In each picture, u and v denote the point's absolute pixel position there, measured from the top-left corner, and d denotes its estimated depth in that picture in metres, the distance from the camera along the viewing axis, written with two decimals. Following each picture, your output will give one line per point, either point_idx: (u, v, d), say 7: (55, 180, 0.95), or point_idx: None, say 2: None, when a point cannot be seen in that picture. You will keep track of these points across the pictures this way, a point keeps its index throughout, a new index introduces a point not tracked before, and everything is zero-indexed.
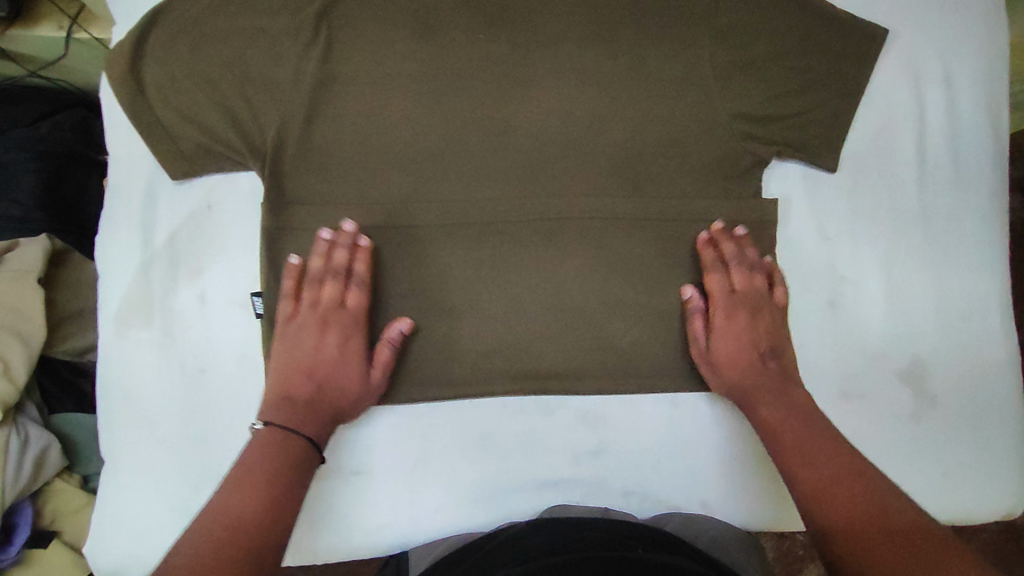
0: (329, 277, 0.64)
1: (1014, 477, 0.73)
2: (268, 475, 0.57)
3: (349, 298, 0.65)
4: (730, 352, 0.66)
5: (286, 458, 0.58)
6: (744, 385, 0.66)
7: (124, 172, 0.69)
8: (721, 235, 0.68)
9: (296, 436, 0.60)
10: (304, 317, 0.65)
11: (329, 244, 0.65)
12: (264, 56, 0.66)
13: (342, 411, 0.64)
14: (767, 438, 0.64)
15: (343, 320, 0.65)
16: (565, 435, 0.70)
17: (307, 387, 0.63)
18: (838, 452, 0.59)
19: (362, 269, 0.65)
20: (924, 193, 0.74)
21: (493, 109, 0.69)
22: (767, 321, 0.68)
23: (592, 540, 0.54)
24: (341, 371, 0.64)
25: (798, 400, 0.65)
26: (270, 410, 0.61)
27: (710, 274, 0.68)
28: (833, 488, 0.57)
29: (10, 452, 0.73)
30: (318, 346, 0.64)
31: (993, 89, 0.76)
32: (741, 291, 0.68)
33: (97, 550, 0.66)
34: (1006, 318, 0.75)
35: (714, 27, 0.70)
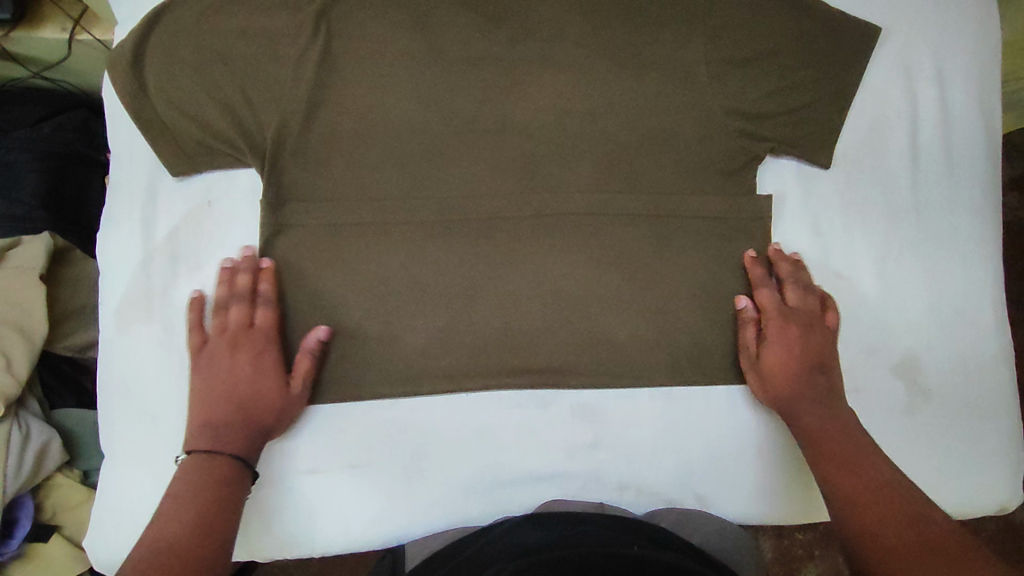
0: (234, 301, 0.65)
1: (1008, 470, 0.74)
2: (198, 503, 0.58)
3: (257, 316, 0.65)
4: (780, 362, 0.67)
5: (214, 481, 0.59)
6: (789, 397, 0.66)
7: (125, 168, 0.70)
8: (777, 254, 0.70)
9: (224, 458, 0.61)
10: (215, 344, 0.65)
11: (230, 271, 0.66)
12: (264, 54, 0.67)
13: (272, 426, 0.65)
14: (809, 449, 0.65)
15: (255, 340, 0.65)
16: (561, 429, 0.70)
17: (227, 411, 0.63)
18: (879, 464, 0.61)
19: (267, 288, 0.65)
20: (917, 189, 0.75)
21: (489, 107, 0.70)
22: (817, 339, 0.68)
23: (586, 536, 0.55)
24: (262, 388, 0.64)
25: (843, 416, 0.65)
26: (192, 442, 0.62)
27: (761, 288, 0.69)
28: (876, 500, 0.58)
29: (11, 445, 0.73)
30: (232, 370, 0.64)
31: (985, 87, 0.76)
32: (792, 307, 0.69)
33: (98, 541, 0.67)
34: (999, 313, 0.75)
35: (708, 25, 0.70)
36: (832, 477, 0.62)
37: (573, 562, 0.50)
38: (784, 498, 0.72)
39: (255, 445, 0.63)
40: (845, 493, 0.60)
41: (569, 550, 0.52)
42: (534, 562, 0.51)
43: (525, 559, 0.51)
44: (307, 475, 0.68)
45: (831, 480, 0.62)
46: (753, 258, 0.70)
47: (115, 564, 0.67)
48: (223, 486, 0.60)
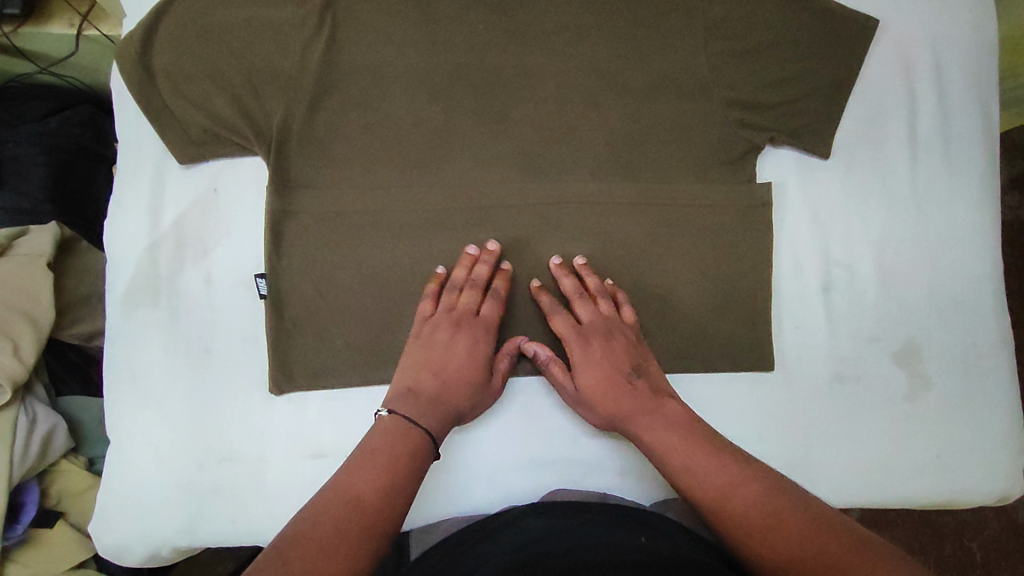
0: (467, 287, 0.67)
1: (1009, 458, 0.74)
2: (391, 463, 0.54)
3: (485, 307, 0.66)
4: (597, 385, 0.64)
5: (410, 448, 0.56)
6: (623, 416, 0.63)
7: (133, 157, 0.71)
8: (559, 271, 0.68)
9: (419, 429, 0.57)
10: (438, 319, 0.66)
11: (473, 258, 0.67)
12: (271, 45, 0.68)
13: (460, 412, 0.63)
14: (656, 461, 0.60)
15: (476, 326, 0.65)
16: (562, 415, 0.71)
17: (434, 383, 0.62)
18: (721, 458, 0.57)
19: (502, 286, 0.67)
20: (915, 178, 0.76)
21: (493, 97, 0.70)
22: (621, 346, 0.66)
23: (589, 525, 0.54)
24: (464, 372, 0.63)
25: (674, 413, 0.61)
26: (397, 398, 0.60)
27: (553, 318, 0.67)
28: (730, 498, 0.54)
29: (18, 430, 0.74)
30: (449, 346, 0.64)
31: (982, 79, 0.77)
32: (586, 323, 0.66)
33: (105, 523, 0.68)
34: (999, 303, 0.76)
35: (708, 17, 0.71)
36: (688, 483, 0.56)
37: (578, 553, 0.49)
38: None
39: (444, 426, 0.60)
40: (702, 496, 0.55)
41: (572, 543, 0.51)
42: (537, 556, 0.50)
43: (526, 553, 0.51)
44: (312, 461, 0.68)
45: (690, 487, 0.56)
46: (538, 287, 0.68)
47: (122, 546, 0.68)
48: (416, 455, 0.56)
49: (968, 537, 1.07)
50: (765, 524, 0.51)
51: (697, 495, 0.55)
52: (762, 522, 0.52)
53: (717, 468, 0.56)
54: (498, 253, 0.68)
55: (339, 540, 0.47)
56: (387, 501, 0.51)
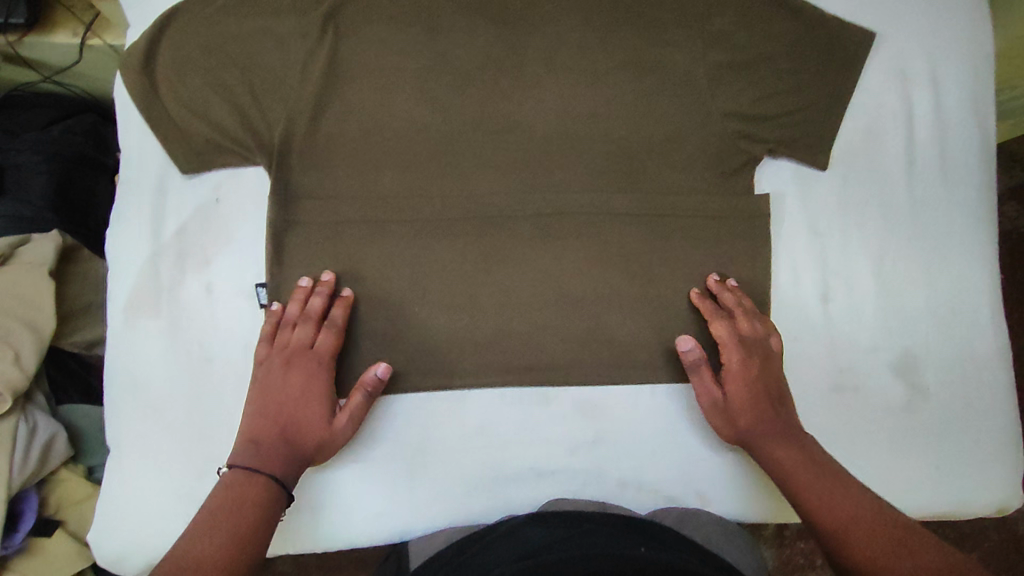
0: (301, 321, 0.66)
1: (1008, 470, 0.74)
2: (236, 517, 0.57)
3: (319, 339, 0.66)
4: (745, 401, 0.66)
5: (247, 500, 0.59)
6: (759, 434, 0.66)
7: (135, 166, 0.71)
8: (720, 286, 0.70)
9: (260, 477, 0.60)
10: (273, 358, 0.65)
11: (306, 290, 0.66)
12: (273, 56, 0.68)
13: (313, 454, 0.64)
14: (782, 483, 0.64)
15: (310, 361, 0.65)
16: (563, 425, 0.71)
17: (273, 431, 0.63)
18: (855, 493, 0.61)
19: (338, 315, 0.66)
20: (914, 190, 0.76)
21: (492, 108, 0.71)
22: (774, 371, 0.68)
23: (588, 534, 0.54)
24: (307, 413, 0.64)
25: (811, 445, 0.66)
26: (234, 455, 0.62)
27: (716, 323, 0.68)
28: (856, 529, 0.58)
29: (19, 438, 0.74)
30: (285, 388, 0.64)
31: (979, 91, 0.78)
32: (748, 338, 0.68)
33: (104, 531, 0.68)
34: (997, 313, 0.76)
35: (707, 30, 0.72)
36: (815, 510, 0.61)
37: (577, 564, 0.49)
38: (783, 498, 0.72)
39: (291, 469, 0.63)
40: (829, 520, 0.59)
41: (567, 552, 0.51)
42: (542, 565, 0.50)
43: (532, 560, 0.51)
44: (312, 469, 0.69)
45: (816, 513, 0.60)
46: (699, 295, 0.70)
47: (120, 556, 0.68)
48: (261, 503, 0.59)
49: (969, 548, 1.07)
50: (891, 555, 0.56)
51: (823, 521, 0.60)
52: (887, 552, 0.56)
53: (849, 501, 0.60)
54: (334, 283, 0.67)
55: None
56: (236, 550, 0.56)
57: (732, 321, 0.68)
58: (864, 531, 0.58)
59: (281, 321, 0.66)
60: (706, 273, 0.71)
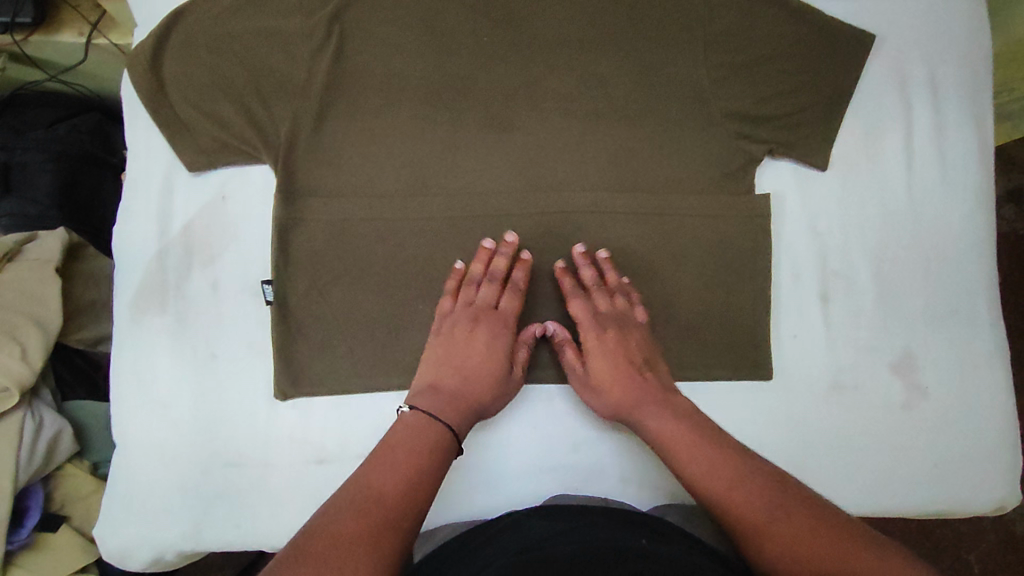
0: (485, 280, 0.67)
1: (1006, 469, 0.75)
2: (415, 459, 0.55)
3: (504, 300, 0.68)
4: (608, 373, 0.66)
5: (428, 444, 0.57)
6: (628, 405, 0.65)
7: (142, 163, 0.72)
8: (582, 259, 0.69)
9: (440, 423, 0.59)
10: (458, 314, 0.67)
11: (490, 252, 0.68)
12: (280, 56, 0.69)
13: (483, 407, 0.64)
14: (662, 453, 0.62)
15: (496, 320, 0.67)
16: (565, 423, 0.71)
17: (454, 379, 0.64)
18: (726, 453, 0.58)
19: (520, 277, 0.68)
20: (911, 191, 0.77)
21: (497, 107, 0.72)
22: (635, 341, 0.67)
23: (591, 527, 0.55)
24: (485, 366, 0.65)
25: (684, 408, 0.64)
26: (417, 398, 0.61)
27: (571, 301, 0.68)
28: (731, 493, 0.55)
29: (26, 434, 0.75)
30: (469, 340, 0.65)
31: (976, 94, 0.79)
32: (604, 313, 0.68)
33: (109, 525, 0.68)
34: (994, 313, 0.77)
35: (709, 31, 0.73)
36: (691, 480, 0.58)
37: (581, 556, 0.50)
38: None
39: (465, 420, 0.62)
40: (703, 489, 0.57)
41: (571, 545, 0.52)
42: (535, 562, 0.51)
43: (525, 556, 0.52)
44: (316, 465, 0.69)
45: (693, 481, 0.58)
46: (563, 269, 0.69)
47: (126, 551, 0.68)
48: (437, 451, 0.57)
49: (965, 548, 1.08)
50: (761, 518, 0.53)
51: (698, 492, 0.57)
52: (760, 517, 0.53)
53: (720, 464, 0.57)
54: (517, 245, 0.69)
55: (366, 530, 0.48)
56: (415, 495, 0.53)
57: (588, 298, 0.69)
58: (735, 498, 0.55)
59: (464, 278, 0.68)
60: (574, 245, 0.70)
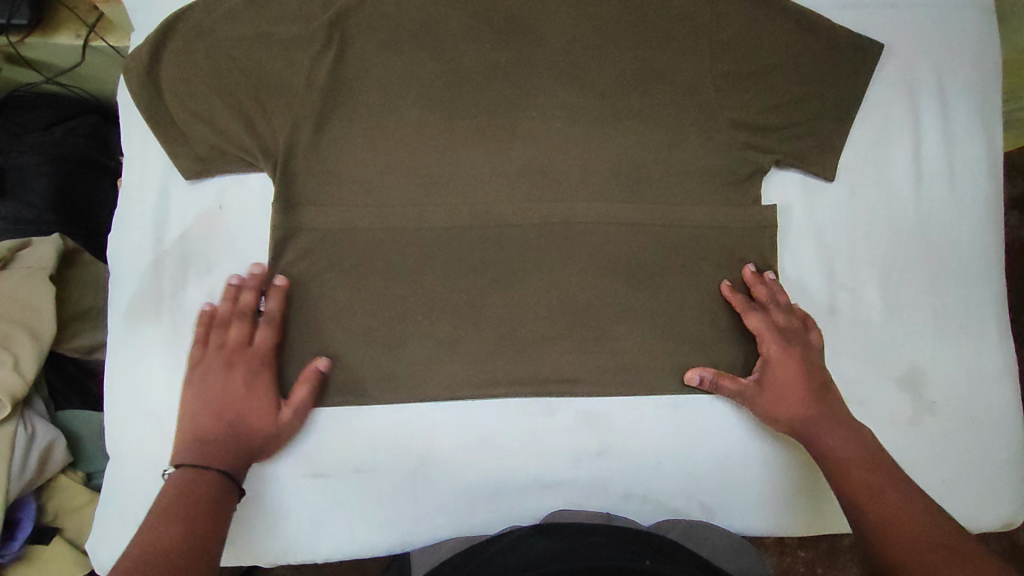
0: (235, 318, 0.65)
1: (1014, 485, 0.74)
2: (189, 510, 0.56)
3: (257, 336, 0.65)
4: (789, 387, 0.67)
5: (202, 495, 0.58)
6: (808, 422, 0.66)
7: (138, 171, 0.71)
8: (754, 278, 0.70)
9: (211, 471, 0.60)
10: (209, 359, 0.65)
11: (236, 287, 0.66)
12: (278, 62, 0.68)
13: (258, 449, 0.64)
14: (828, 471, 0.64)
15: (250, 359, 0.65)
16: (567, 437, 0.70)
17: (218, 428, 0.63)
18: (897, 487, 0.60)
19: (274, 306, 0.65)
20: (920, 204, 0.76)
21: (497, 115, 0.70)
22: (816, 359, 0.68)
23: (594, 547, 0.54)
24: (251, 409, 0.64)
25: (863, 436, 0.65)
26: (179, 455, 0.61)
27: (749, 316, 0.69)
28: (893, 521, 0.57)
29: (16, 446, 0.74)
30: (225, 385, 0.64)
31: (986, 103, 0.77)
32: (785, 328, 0.69)
33: (102, 541, 0.67)
34: (1002, 326, 0.76)
35: (714, 39, 0.72)
36: (856, 501, 0.61)
37: None
38: (787, 511, 0.72)
39: (244, 464, 0.63)
40: (867, 513, 0.59)
41: (572, 564, 0.51)
42: None
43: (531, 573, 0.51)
44: (313, 479, 0.68)
45: (851, 503, 0.61)
46: (730, 288, 0.70)
47: None
48: (214, 499, 0.58)
49: None
50: (915, 551, 0.55)
51: (860, 514, 0.60)
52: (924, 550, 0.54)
53: (891, 497, 0.60)
54: (267, 275, 0.67)
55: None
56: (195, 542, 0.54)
57: (766, 314, 0.69)
58: (901, 530, 0.57)
59: (212, 321, 0.66)
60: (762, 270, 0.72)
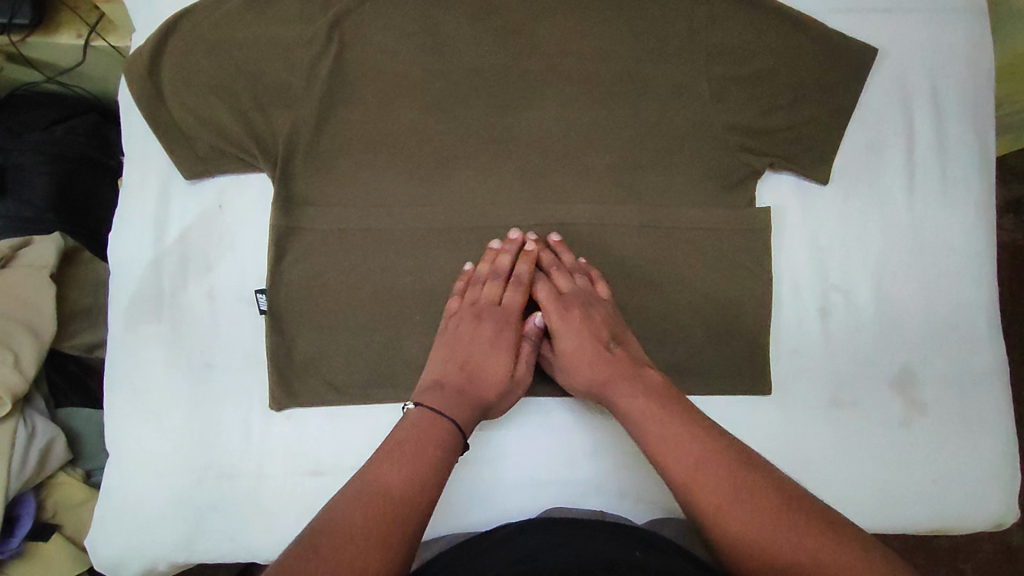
0: (491, 278, 0.67)
1: (1005, 485, 0.74)
2: (422, 451, 0.55)
3: (508, 296, 0.67)
4: (575, 350, 0.65)
5: (434, 440, 0.56)
6: (600, 382, 0.63)
7: (139, 169, 0.72)
8: (539, 246, 0.69)
9: (446, 421, 0.58)
10: (463, 312, 0.66)
11: (496, 250, 0.68)
12: (279, 63, 0.69)
13: (488, 402, 0.63)
14: (630, 430, 0.60)
15: (500, 316, 0.66)
16: (562, 435, 0.71)
17: (458, 376, 0.63)
18: (696, 430, 0.56)
19: (525, 270, 0.67)
20: (913, 207, 0.76)
21: (495, 115, 0.71)
22: (600, 315, 0.66)
23: (587, 541, 0.54)
24: (494, 361, 0.64)
25: (651, 382, 0.62)
26: (423, 395, 0.61)
27: (537, 286, 0.68)
28: (700, 473, 0.53)
29: (17, 443, 0.74)
30: (474, 338, 0.65)
31: (978, 108, 0.78)
32: (567, 292, 0.67)
33: (99, 537, 0.68)
34: (994, 328, 0.76)
35: (710, 43, 0.72)
36: (662, 463, 0.56)
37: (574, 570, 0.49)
38: None
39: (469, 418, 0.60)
40: (673, 475, 0.54)
41: (564, 558, 0.52)
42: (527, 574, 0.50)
43: (527, 566, 0.51)
44: (311, 476, 0.68)
45: (658, 460, 0.56)
46: (521, 257, 0.68)
47: (117, 562, 0.68)
48: (442, 449, 0.56)
49: (960, 559, 1.08)
50: (725, 501, 0.51)
51: (665, 471, 0.55)
52: (721, 499, 0.52)
53: (691, 443, 0.55)
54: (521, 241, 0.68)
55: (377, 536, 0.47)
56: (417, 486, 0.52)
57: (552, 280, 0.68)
58: (699, 485, 0.53)
59: (470, 277, 0.68)
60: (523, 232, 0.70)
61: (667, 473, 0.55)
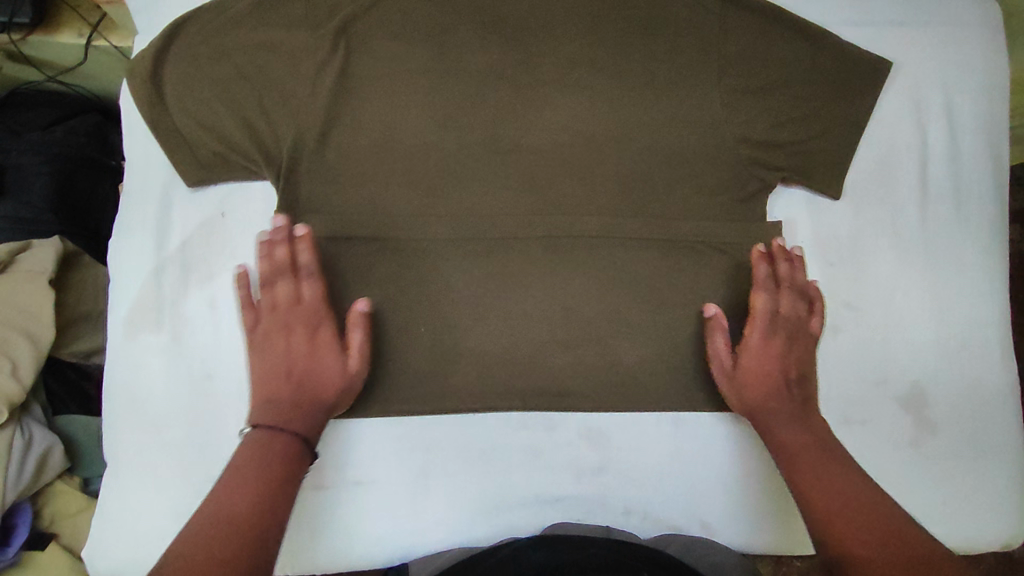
0: (279, 276, 0.64)
1: (1013, 505, 0.73)
2: (263, 469, 0.57)
3: (305, 290, 0.64)
4: (756, 371, 0.66)
5: (278, 455, 0.59)
6: (763, 407, 0.66)
7: (139, 176, 0.70)
8: (777, 253, 0.69)
9: (286, 433, 0.60)
10: (268, 322, 0.64)
11: (268, 244, 0.64)
12: (284, 69, 0.67)
13: (330, 403, 0.64)
14: (780, 461, 0.64)
15: (306, 315, 0.64)
16: (568, 452, 0.70)
17: (288, 388, 0.63)
18: (848, 473, 0.61)
19: (308, 257, 0.64)
20: (926, 223, 0.75)
21: (503, 124, 0.70)
22: (800, 351, 0.68)
23: (588, 557, 0.54)
24: (320, 364, 0.64)
25: (821, 431, 0.65)
26: (256, 416, 0.61)
27: (756, 292, 0.68)
28: (840, 506, 0.58)
29: (13, 452, 0.73)
30: (289, 347, 0.64)
31: (994, 123, 0.77)
32: (782, 314, 0.68)
33: (96, 550, 0.67)
34: (1005, 345, 0.75)
35: (723, 53, 0.71)
36: (801, 486, 0.61)
37: None
38: (784, 529, 0.71)
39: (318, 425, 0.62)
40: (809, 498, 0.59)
41: None
42: None
43: None
44: (315, 490, 0.68)
45: (797, 483, 0.61)
46: (762, 254, 0.69)
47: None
48: (288, 462, 0.59)
49: None
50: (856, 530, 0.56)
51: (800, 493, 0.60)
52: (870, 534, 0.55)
53: (840, 481, 0.60)
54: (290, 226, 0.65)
55: (220, 555, 0.51)
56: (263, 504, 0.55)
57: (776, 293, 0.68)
58: (839, 518, 0.57)
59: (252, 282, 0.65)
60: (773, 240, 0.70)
61: (803, 495, 0.60)
